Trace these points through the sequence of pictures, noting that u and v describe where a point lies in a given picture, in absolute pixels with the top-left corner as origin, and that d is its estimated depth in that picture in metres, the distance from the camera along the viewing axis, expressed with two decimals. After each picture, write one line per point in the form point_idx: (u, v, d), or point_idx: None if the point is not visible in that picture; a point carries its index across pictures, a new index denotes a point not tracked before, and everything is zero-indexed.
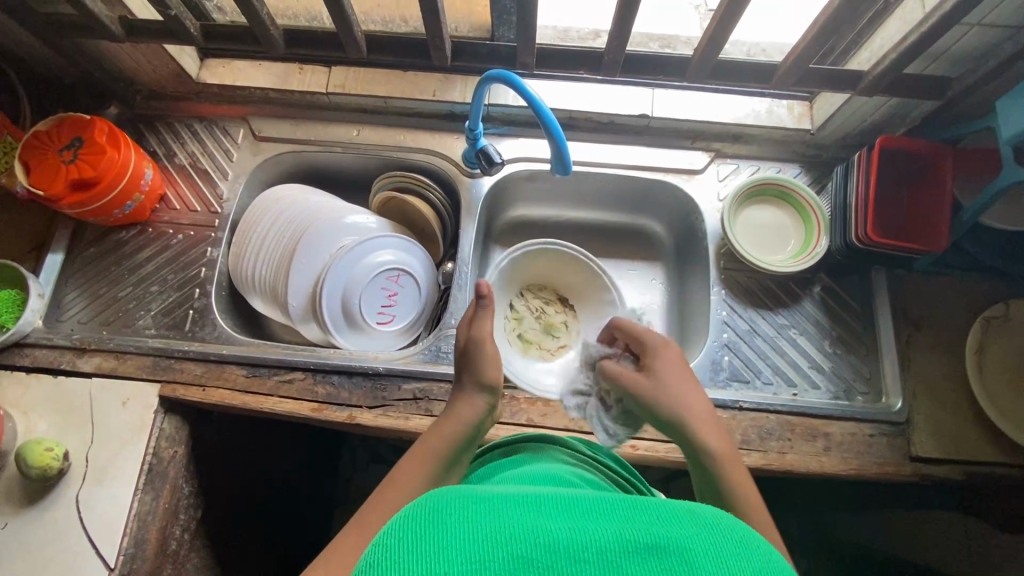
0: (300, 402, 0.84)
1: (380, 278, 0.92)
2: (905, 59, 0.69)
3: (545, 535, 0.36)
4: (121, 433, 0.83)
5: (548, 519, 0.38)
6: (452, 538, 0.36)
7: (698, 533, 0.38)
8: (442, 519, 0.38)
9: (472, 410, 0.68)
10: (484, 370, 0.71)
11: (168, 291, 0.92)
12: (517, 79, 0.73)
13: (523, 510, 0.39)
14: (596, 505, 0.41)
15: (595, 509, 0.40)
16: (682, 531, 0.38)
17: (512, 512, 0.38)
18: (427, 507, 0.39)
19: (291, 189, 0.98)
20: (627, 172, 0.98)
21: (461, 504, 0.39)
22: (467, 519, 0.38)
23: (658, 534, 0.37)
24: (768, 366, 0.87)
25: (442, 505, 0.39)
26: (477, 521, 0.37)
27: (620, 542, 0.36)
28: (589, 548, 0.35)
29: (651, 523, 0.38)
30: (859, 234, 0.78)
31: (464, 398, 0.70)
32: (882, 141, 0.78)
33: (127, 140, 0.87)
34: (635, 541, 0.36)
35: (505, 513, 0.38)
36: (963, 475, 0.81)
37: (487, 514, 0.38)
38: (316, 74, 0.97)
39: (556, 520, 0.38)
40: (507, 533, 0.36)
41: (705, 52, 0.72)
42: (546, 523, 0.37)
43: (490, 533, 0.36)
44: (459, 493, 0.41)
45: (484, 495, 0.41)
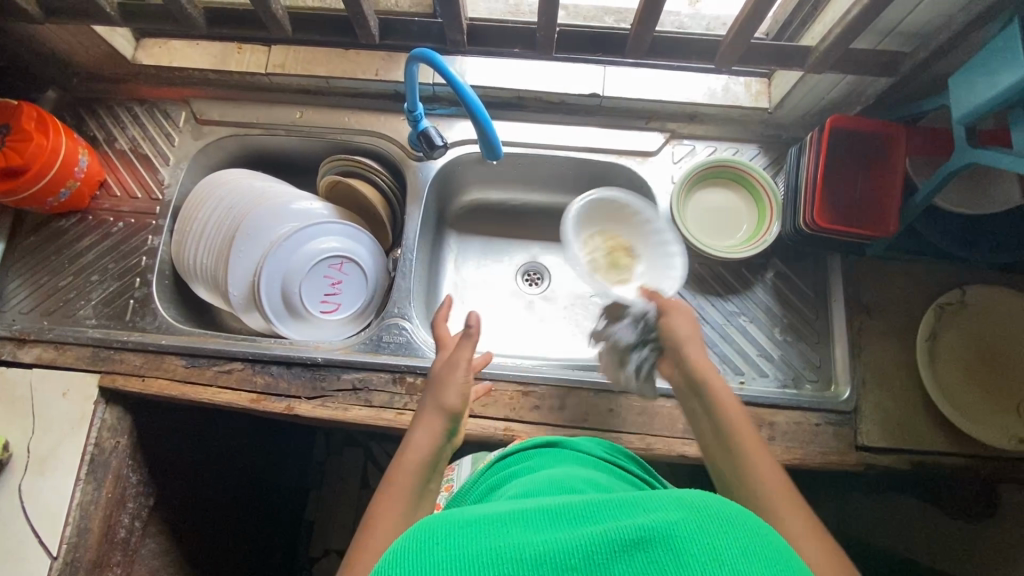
0: (239, 393, 0.83)
1: (322, 266, 0.90)
2: (849, 34, 0.65)
3: (532, 547, 0.38)
4: (62, 424, 0.83)
5: (532, 531, 0.39)
6: (441, 562, 0.37)
7: (683, 519, 0.39)
8: (432, 546, 0.38)
9: (431, 439, 0.66)
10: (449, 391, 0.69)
11: (108, 281, 0.91)
12: (440, 58, 0.70)
13: (512, 526, 0.40)
14: (582, 507, 0.42)
15: (581, 511, 0.41)
16: (665, 517, 0.39)
17: (500, 528, 0.40)
18: (416, 540, 0.40)
19: (233, 174, 0.95)
20: (579, 155, 0.95)
21: (447, 530, 0.40)
22: (456, 542, 0.39)
23: (641, 525, 0.38)
24: (715, 355, 0.85)
25: (426, 533, 0.40)
26: (467, 543, 0.38)
27: (606, 542, 0.37)
28: (576, 554, 0.37)
29: (633, 516, 0.39)
30: (806, 221, 0.75)
31: (423, 425, 0.67)
32: (832, 120, 0.75)
33: (57, 125, 0.85)
34: (620, 539, 0.37)
35: (491, 531, 0.40)
36: (908, 464, 0.80)
37: (473, 534, 0.39)
38: (255, 54, 0.93)
39: (542, 532, 0.39)
40: (494, 553, 0.37)
41: (641, 28, 0.68)
42: (531, 537, 0.39)
43: (479, 554, 0.37)
44: (447, 516, 0.42)
45: (472, 515, 0.42)
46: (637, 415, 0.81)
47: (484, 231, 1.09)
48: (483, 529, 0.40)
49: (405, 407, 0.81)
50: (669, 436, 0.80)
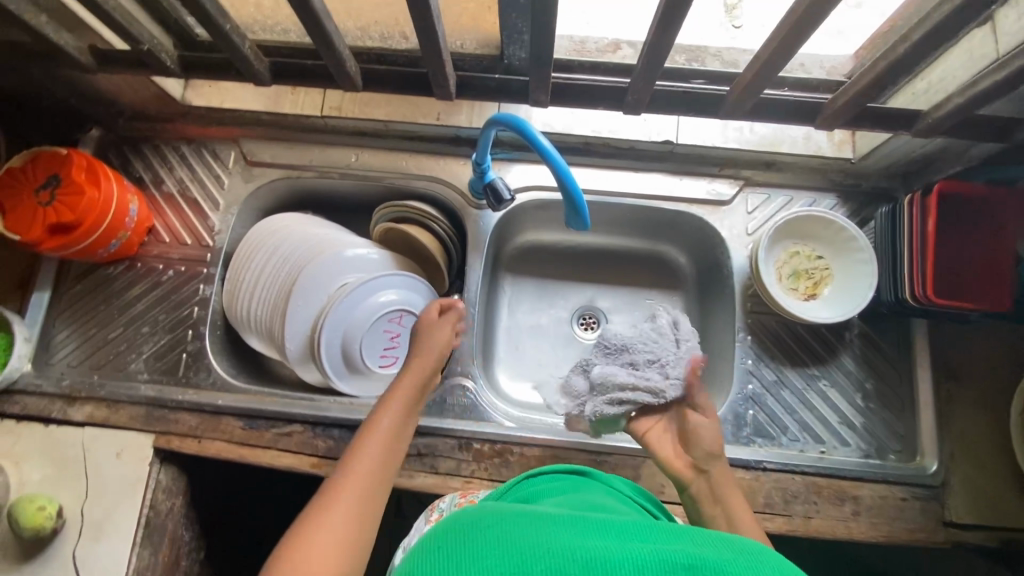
0: (301, 457, 0.80)
1: (381, 321, 0.87)
2: (973, 105, 0.60)
3: (585, 548, 0.40)
4: (117, 487, 0.80)
5: (582, 536, 0.42)
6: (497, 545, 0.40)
7: (733, 558, 0.41)
8: (486, 534, 0.41)
9: (392, 418, 0.66)
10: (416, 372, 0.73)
11: (159, 333, 0.87)
12: (527, 127, 0.67)
13: (561, 530, 0.43)
14: (633, 526, 0.44)
15: (631, 530, 0.44)
16: (716, 554, 0.41)
17: (550, 526, 0.43)
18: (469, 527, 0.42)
19: (286, 220, 0.91)
20: (647, 203, 0.90)
21: (501, 519, 0.43)
22: (512, 533, 0.41)
23: (693, 554, 0.40)
24: (794, 421, 0.82)
25: (483, 518, 0.43)
26: (522, 534, 0.41)
27: (654, 560, 0.39)
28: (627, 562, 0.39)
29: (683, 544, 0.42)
30: (915, 294, 0.72)
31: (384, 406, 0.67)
32: (940, 185, 0.71)
33: (108, 174, 0.81)
34: (670, 560, 0.39)
35: (543, 527, 0.42)
36: (999, 542, 0.76)
37: (527, 525, 0.42)
38: (310, 94, 0.90)
39: (596, 538, 0.42)
40: (548, 550, 0.39)
41: (748, 88, 0.63)
42: (583, 540, 0.41)
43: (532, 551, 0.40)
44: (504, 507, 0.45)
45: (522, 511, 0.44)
46: None
47: (539, 274, 1.04)
48: (534, 522, 0.43)
49: (473, 475, 0.78)
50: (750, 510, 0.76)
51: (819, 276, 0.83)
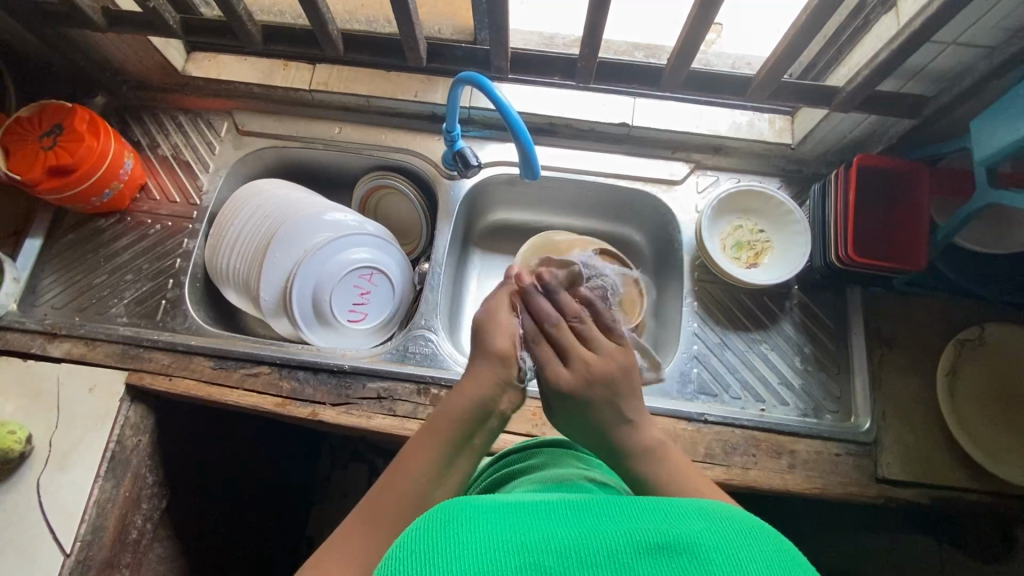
0: (265, 396, 0.84)
1: (353, 276, 0.92)
2: (877, 76, 0.69)
3: (558, 540, 0.37)
4: (86, 419, 0.84)
5: (554, 526, 0.39)
6: (462, 549, 0.37)
7: (705, 529, 0.38)
8: (451, 530, 0.38)
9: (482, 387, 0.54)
10: (486, 377, 0.54)
11: (142, 281, 0.93)
12: (487, 82, 0.74)
13: (532, 519, 0.39)
14: (610, 502, 0.41)
15: (606, 509, 0.40)
16: (691, 528, 0.38)
17: (518, 517, 0.39)
18: (436, 522, 0.39)
19: (271, 183, 0.97)
20: (606, 180, 0.97)
21: (465, 513, 0.40)
22: (477, 528, 0.38)
23: (669, 533, 0.38)
24: (736, 380, 0.86)
25: (447, 517, 0.39)
26: (496, 530, 0.38)
27: (630, 543, 0.37)
28: (601, 552, 0.36)
29: (655, 522, 0.39)
30: (839, 255, 0.78)
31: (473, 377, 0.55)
32: (860, 158, 0.78)
33: (108, 129, 0.88)
34: (644, 541, 0.37)
35: (512, 520, 0.39)
36: (929, 499, 0.79)
37: (495, 530, 0.38)
38: (301, 71, 0.98)
39: (566, 524, 0.39)
40: (519, 543, 0.37)
41: (679, 61, 0.72)
42: (552, 529, 0.38)
43: (512, 546, 0.37)
44: (465, 502, 0.42)
45: (491, 503, 0.41)
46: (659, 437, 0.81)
47: (507, 250, 1.10)
48: (501, 519, 0.39)
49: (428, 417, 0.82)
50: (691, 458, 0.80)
51: (761, 246, 0.91)
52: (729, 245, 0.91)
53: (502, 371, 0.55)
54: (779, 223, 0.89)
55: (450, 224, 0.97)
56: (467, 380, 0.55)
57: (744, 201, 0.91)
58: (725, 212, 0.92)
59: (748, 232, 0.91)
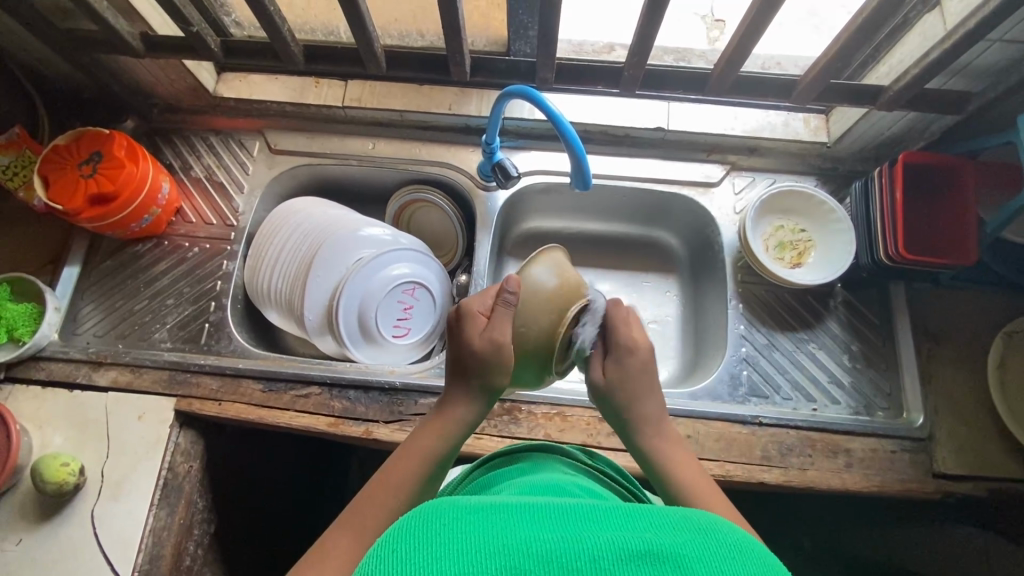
0: (317, 417, 0.83)
1: (396, 291, 0.92)
2: (926, 75, 0.69)
3: (539, 544, 0.37)
4: (137, 447, 0.83)
5: (539, 529, 0.38)
6: (441, 548, 0.36)
7: (691, 539, 0.38)
8: (432, 529, 0.38)
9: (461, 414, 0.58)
10: (459, 412, 0.58)
11: (183, 304, 0.92)
12: (536, 93, 0.73)
13: (516, 520, 0.39)
14: (594, 509, 0.41)
15: (590, 515, 0.40)
16: (677, 538, 0.38)
17: (504, 518, 0.39)
18: (419, 521, 0.39)
19: (307, 202, 0.96)
20: (643, 185, 0.97)
21: (450, 514, 0.39)
22: (461, 529, 0.38)
23: (651, 541, 0.37)
24: (787, 381, 0.86)
25: (432, 517, 0.39)
26: (479, 531, 0.38)
27: (612, 550, 0.36)
28: (581, 556, 0.36)
29: (640, 530, 0.38)
30: (888, 253, 0.78)
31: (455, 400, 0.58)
32: (905, 156, 0.78)
33: (145, 154, 0.88)
34: (627, 548, 0.36)
35: (497, 522, 0.38)
36: (987, 492, 0.80)
37: (480, 529, 0.38)
38: (333, 87, 0.98)
39: (552, 528, 0.38)
40: (499, 547, 0.36)
41: (726, 67, 0.72)
42: (535, 532, 0.38)
43: (492, 549, 0.36)
44: (452, 502, 0.41)
45: (478, 505, 0.41)
46: (715, 441, 0.81)
47: None
48: (482, 516, 0.39)
49: (483, 431, 0.82)
50: (747, 462, 0.80)
51: (803, 246, 0.91)
52: (768, 245, 0.91)
53: (475, 406, 0.58)
54: (822, 224, 0.90)
55: (491, 234, 0.97)
56: (442, 411, 0.59)
57: (788, 201, 0.91)
58: (768, 212, 0.92)
59: (790, 231, 0.92)
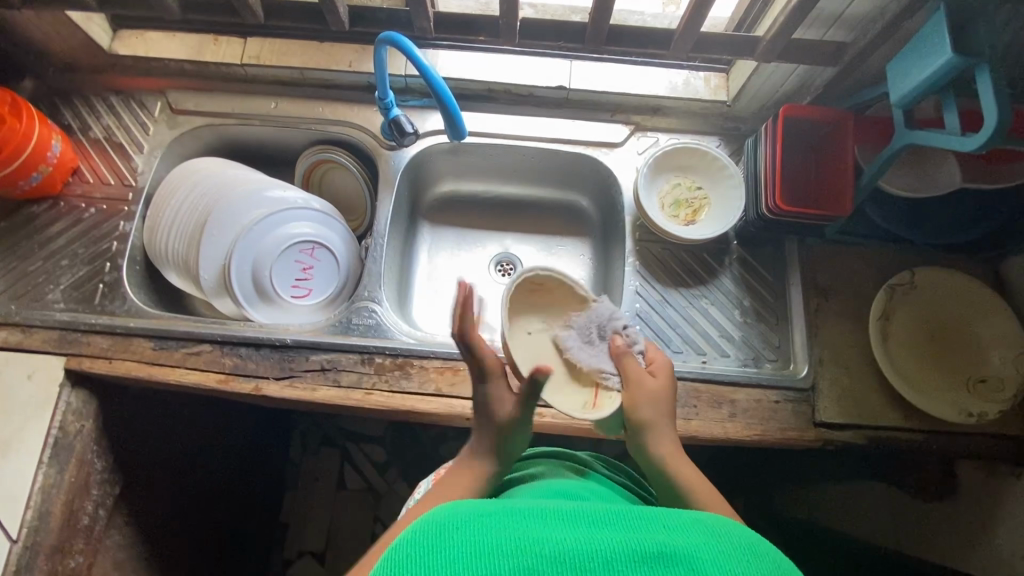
0: (208, 373, 0.83)
1: (294, 251, 0.91)
2: (791, 22, 0.69)
3: (556, 544, 0.41)
4: (25, 406, 0.83)
5: (559, 531, 0.43)
6: (471, 551, 0.40)
7: (704, 543, 0.42)
8: (457, 533, 0.42)
9: None
10: None
11: (77, 265, 0.91)
12: (406, 42, 0.73)
13: (539, 523, 0.44)
14: (615, 515, 0.46)
15: (608, 521, 0.45)
16: (691, 542, 0.42)
17: (525, 522, 0.43)
18: (446, 523, 0.43)
19: (207, 162, 0.95)
20: (547, 145, 0.97)
21: (477, 517, 0.44)
22: (488, 533, 0.42)
23: (665, 544, 0.42)
24: (678, 335, 0.88)
25: (462, 521, 0.43)
26: (505, 534, 0.42)
27: (628, 552, 0.41)
28: (599, 558, 0.40)
29: (654, 533, 0.43)
30: (769, 205, 0.79)
31: None
32: (786, 110, 0.79)
33: (32, 112, 0.86)
34: (643, 552, 0.41)
35: (523, 526, 0.43)
36: (863, 439, 0.82)
37: (508, 531, 0.42)
38: (231, 45, 0.96)
39: (573, 531, 0.43)
40: (527, 547, 0.41)
41: (598, 17, 0.72)
42: (552, 534, 0.42)
43: (518, 546, 0.41)
44: (474, 506, 0.46)
45: (503, 508, 0.45)
46: None
47: (456, 221, 1.09)
48: (514, 523, 0.43)
49: (374, 386, 0.83)
50: None
51: (698, 203, 0.91)
52: (666, 203, 0.92)
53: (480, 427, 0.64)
54: (716, 181, 0.91)
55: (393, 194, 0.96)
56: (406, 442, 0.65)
57: (684, 158, 0.92)
58: (663, 168, 0.93)
59: (687, 189, 0.92)
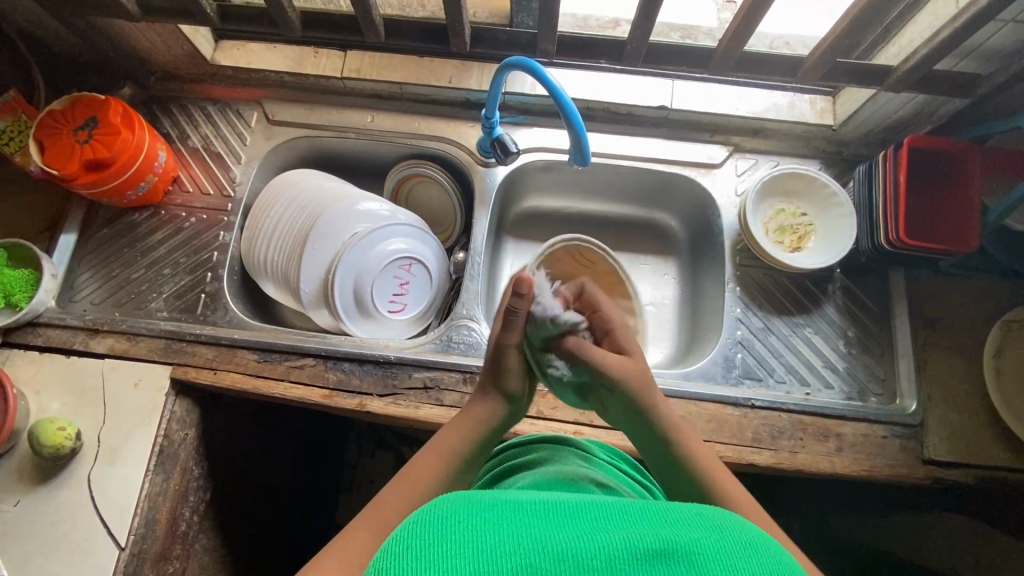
0: (312, 388, 0.84)
1: (392, 267, 0.92)
2: (934, 55, 0.68)
3: (553, 542, 0.39)
4: (132, 414, 0.84)
5: (550, 526, 0.41)
6: (462, 545, 0.39)
7: (704, 537, 0.40)
8: (448, 529, 0.40)
9: (480, 415, 0.66)
10: (479, 412, 0.66)
11: (179, 274, 0.92)
12: (537, 66, 0.72)
13: (531, 519, 0.42)
14: (606, 512, 0.43)
15: (600, 516, 0.43)
16: (688, 534, 0.40)
17: (517, 518, 0.42)
18: (439, 518, 0.41)
19: (306, 174, 0.95)
20: (644, 165, 0.96)
21: (470, 513, 0.42)
22: (477, 530, 0.40)
23: (662, 539, 0.39)
24: (781, 364, 0.86)
25: (453, 517, 0.41)
26: (494, 530, 0.40)
27: (627, 549, 0.38)
28: (597, 554, 0.38)
29: (654, 528, 0.41)
30: (888, 238, 0.78)
31: (479, 400, 0.67)
32: (911, 140, 0.77)
33: (141, 121, 0.87)
34: (641, 547, 0.38)
35: (515, 522, 0.41)
36: (975, 479, 0.80)
37: (500, 524, 0.41)
38: (332, 58, 0.96)
39: (566, 529, 0.41)
40: (516, 543, 0.39)
41: (731, 44, 0.72)
42: (546, 530, 0.40)
43: (508, 542, 0.39)
44: (468, 498, 0.44)
45: (493, 501, 0.44)
46: (706, 422, 0.81)
47: (540, 237, 1.09)
48: (508, 518, 0.41)
49: None
50: (738, 443, 0.80)
51: (803, 230, 0.90)
52: (766, 228, 0.91)
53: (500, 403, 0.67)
54: (824, 210, 0.89)
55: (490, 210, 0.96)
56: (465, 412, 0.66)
57: (792, 183, 0.90)
58: (768, 193, 0.92)
59: (791, 214, 0.91)
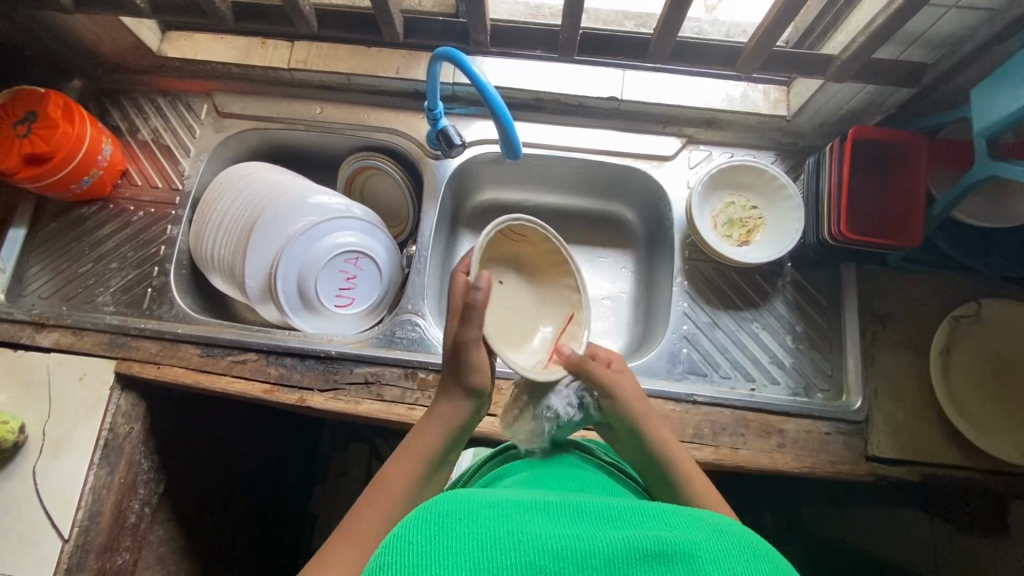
0: (253, 383, 0.84)
1: (338, 261, 0.91)
2: (871, 44, 0.66)
3: (552, 538, 0.38)
4: (77, 408, 0.84)
5: (551, 524, 0.40)
6: (462, 541, 0.38)
7: (704, 539, 0.39)
8: (446, 524, 0.39)
9: (449, 417, 0.63)
10: (446, 413, 0.63)
11: (127, 268, 0.92)
12: (463, 56, 0.70)
13: (531, 515, 0.41)
14: (606, 509, 0.43)
15: (601, 513, 0.42)
16: (686, 535, 0.39)
17: (516, 514, 0.41)
18: (437, 512, 0.40)
19: (254, 167, 0.95)
20: (596, 157, 0.95)
21: (468, 509, 0.41)
22: (476, 525, 0.39)
23: (661, 538, 0.38)
24: (726, 360, 0.85)
25: (448, 513, 0.40)
26: (495, 524, 0.39)
27: (626, 548, 0.38)
28: (597, 553, 0.37)
29: (655, 527, 0.40)
30: (832, 232, 0.76)
31: (448, 400, 0.64)
32: (855, 131, 0.75)
33: (83, 114, 0.86)
34: (641, 547, 0.37)
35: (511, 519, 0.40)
36: (918, 476, 0.79)
37: (495, 521, 0.39)
38: (279, 49, 0.95)
39: (568, 525, 0.40)
40: (515, 540, 0.38)
41: (663, 34, 0.70)
42: (545, 528, 0.39)
43: (509, 537, 0.38)
44: (469, 496, 0.43)
45: (492, 498, 0.43)
46: None
47: None
48: (507, 515, 0.40)
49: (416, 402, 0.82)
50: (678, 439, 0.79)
51: (752, 224, 0.89)
52: (716, 222, 0.90)
53: (465, 401, 0.64)
54: (773, 202, 0.88)
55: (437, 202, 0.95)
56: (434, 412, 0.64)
57: (740, 176, 0.89)
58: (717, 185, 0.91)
59: (741, 208, 0.90)
